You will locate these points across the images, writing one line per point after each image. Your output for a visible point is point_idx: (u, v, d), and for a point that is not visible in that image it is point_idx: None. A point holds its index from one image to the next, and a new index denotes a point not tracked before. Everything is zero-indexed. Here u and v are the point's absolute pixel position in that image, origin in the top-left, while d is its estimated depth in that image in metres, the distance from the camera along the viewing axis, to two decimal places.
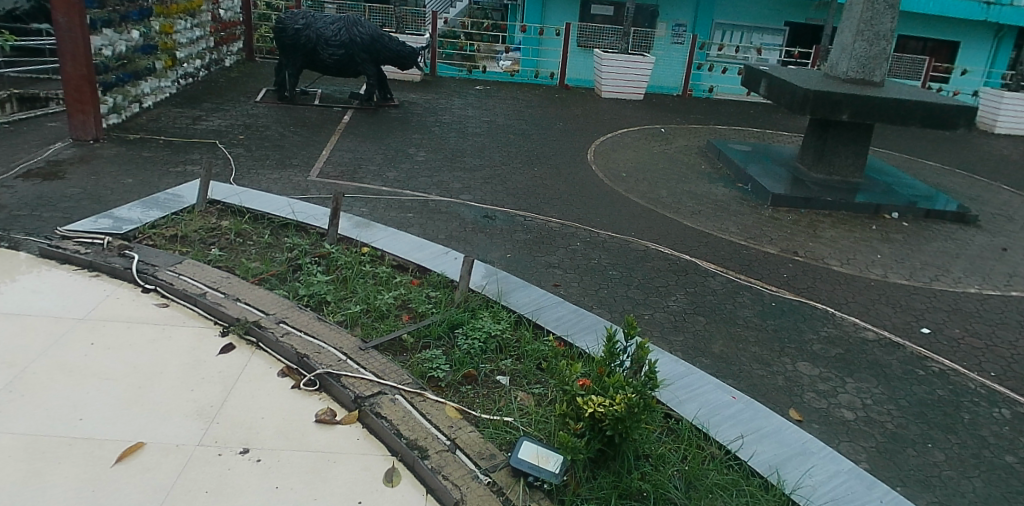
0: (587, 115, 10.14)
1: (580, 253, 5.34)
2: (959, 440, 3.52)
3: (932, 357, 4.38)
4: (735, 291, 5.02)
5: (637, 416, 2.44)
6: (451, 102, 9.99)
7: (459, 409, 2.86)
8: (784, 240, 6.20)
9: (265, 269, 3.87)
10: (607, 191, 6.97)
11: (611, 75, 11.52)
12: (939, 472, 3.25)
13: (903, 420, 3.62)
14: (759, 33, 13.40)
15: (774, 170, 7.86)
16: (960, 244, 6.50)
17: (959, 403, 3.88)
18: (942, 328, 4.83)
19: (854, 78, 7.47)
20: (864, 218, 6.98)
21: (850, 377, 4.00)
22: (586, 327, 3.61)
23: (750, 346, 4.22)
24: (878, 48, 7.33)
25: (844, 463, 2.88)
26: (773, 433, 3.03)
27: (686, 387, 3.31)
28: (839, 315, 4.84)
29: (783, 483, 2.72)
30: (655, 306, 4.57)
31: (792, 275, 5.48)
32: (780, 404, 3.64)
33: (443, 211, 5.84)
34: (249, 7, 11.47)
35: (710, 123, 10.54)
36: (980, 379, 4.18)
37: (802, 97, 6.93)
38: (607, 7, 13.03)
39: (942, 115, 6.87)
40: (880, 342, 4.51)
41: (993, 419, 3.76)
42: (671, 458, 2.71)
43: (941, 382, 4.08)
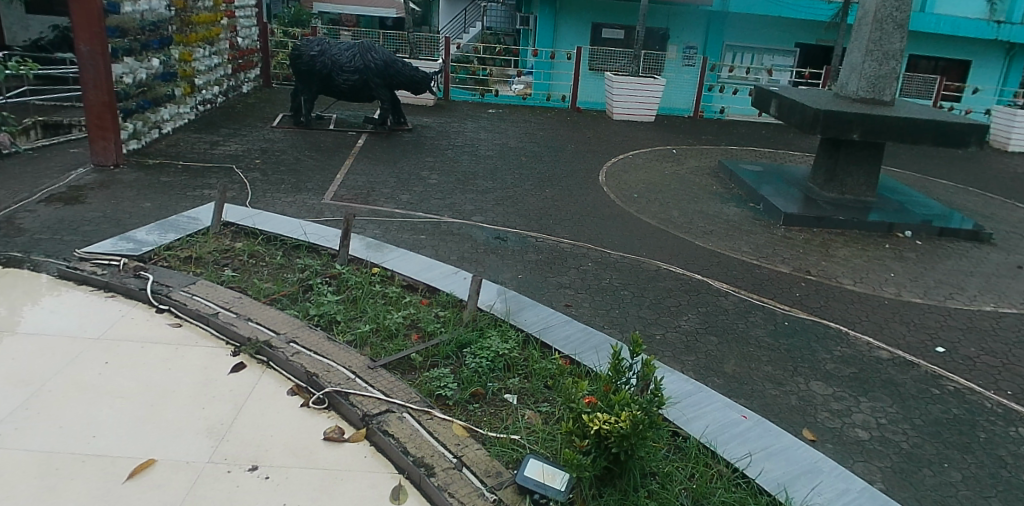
0: (598, 137, 10.23)
1: (592, 274, 5.39)
2: (975, 459, 3.47)
3: (947, 375, 4.33)
4: (747, 310, 5.02)
5: (642, 433, 2.49)
6: (464, 125, 10.13)
7: (466, 427, 2.87)
8: (796, 259, 6.19)
9: (277, 290, 3.93)
10: (618, 212, 7.01)
11: (622, 97, 11.60)
12: (955, 491, 3.21)
13: (919, 440, 3.59)
14: (771, 55, 13.48)
15: (786, 189, 7.87)
16: (976, 262, 6.44)
17: (975, 422, 3.83)
18: (957, 347, 4.77)
19: (865, 98, 7.48)
20: (877, 236, 6.95)
21: (864, 397, 3.98)
22: (593, 344, 3.60)
23: (762, 366, 4.22)
24: (887, 67, 7.37)
25: (854, 482, 2.84)
26: (781, 450, 3.00)
27: (693, 405, 3.28)
28: (852, 333, 4.81)
29: (792, 501, 2.68)
30: (666, 326, 4.60)
31: (805, 294, 5.46)
32: (794, 424, 3.63)
33: (454, 232, 5.91)
34: (266, 35, 11.74)
35: (721, 144, 10.56)
36: (996, 397, 4.13)
37: (813, 117, 6.97)
38: (617, 31, 13.19)
39: (954, 133, 6.85)
40: (894, 361, 4.47)
41: (1010, 438, 3.71)
42: (678, 477, 2.70)
43: (956, 401, 4.03)
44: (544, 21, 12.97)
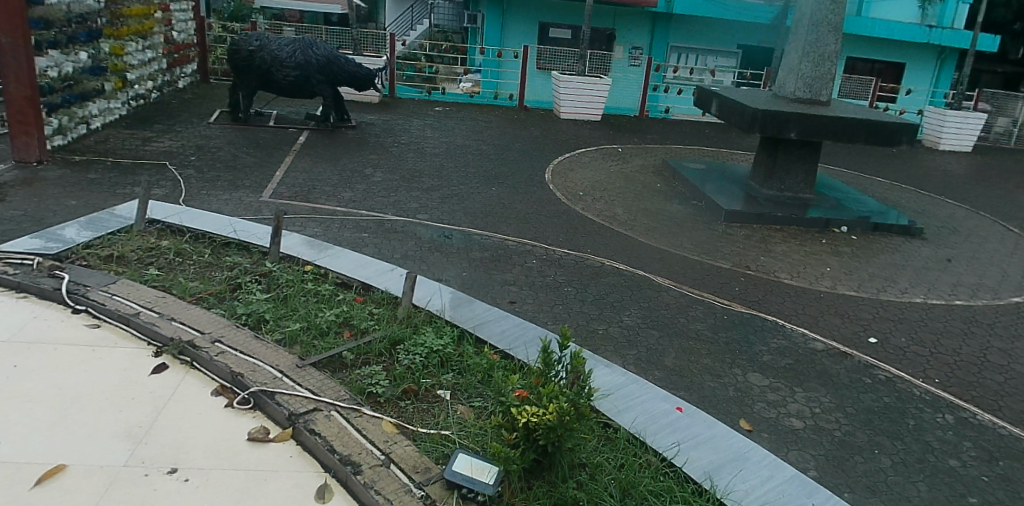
0: (545, 135, 10.28)
1: (536, 271, 5.41)
2: (904, 446, 3.61)
3: (878, 365, 4.50)
4: (687, 305, 5.11)
5: (569, 425, 2.50)
6: (410, 122, 10.05)
7: (396, 424, 2.84)
8: (736, 255, 6.34)
9: (203, 289, 3.82)
10: (563, 210, 7.05)
11: (568, 96, 11.69)
12: (885, 476, 3.34)
13: (851, 428, 3.72)
14: (714, 56, 13.79)
15: (727, 187, 8.05)
16: (907, 256, 6.71)
17: (904, 409, 3.99)
18: (888, 338, 4.95)
19: (801, 98, 7.71)
20: (815, 232, 7.18)
21: (800, 387, 4.10)
22: (525, 339, 3.61)
23: (702, 358, 4.31)
24: (822, 69, 7.60)
25: (777, 468, 2.92)
26: (708, 439, 3.07)
27: (625, 397, 3.32)
28: (789, 326, 4.95)
29: (716, 488, 2.74)
30: (609, 321, 4.65)
31: (744, 288, 5.59)
32: (731, 414, 3.72)
33: (398, 230, 5.85)
34: (204, 29, 11.43)
35: (666, 143, 10.75)
36: (925, 385, 4.31)
37: (751, 117, 7.14)
38: (564, 31, 13.31)
39: (886, 132, 7.12)
40: (829, 352, 4.62)
41: (937, 424, 3.87)
42: (607, 467, 2.73)
43: (887, 390, 4.19)
44: (491, 19, 12.98)
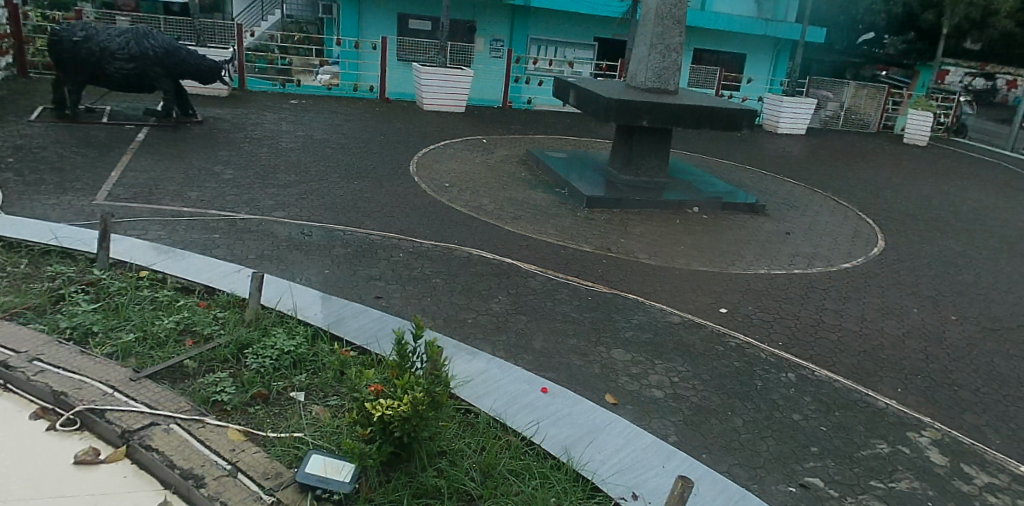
0: (410, 128, 10.17)
1: (402, 264, 5.34)
2: (753, 405, 3.96)
3: (729, 333, 4.87)
4: (553, 289, 5.26)
5: (424, 414, 2.49)
6: (265, 117, 9.57)
7: (244, 431, 2.70)
8: (599, 238, 6.60)
9: (18, 303, 3.43)
10: (429, 202, 7.01)
11: (431, 88, 11.64)
12: (737, 435, 3.65)
13: (706, 393, 4.01)
14: (572, 49, 14.29)
15: (589, 174, 8.36)
16: (751, 232, 7.30)
17: (753, 371, 4.36)
18: (737, 307, 5.37)
19: (652, 88, 8.13)
20: (670, 214, 7.62)
21: (659, 359, 4.35)
22: (382, 333, 3.58)
23: (568, 339, 4.46)
24: (669, 60, 8.06)
25: (630, 436, 3.09)
26: (565, 415, 3.18)
27: (484, 382, 3.37)
28: (648, 303, 5.23)
29: (573, 461, 2.85)
30: (477, 309, 4.68)
31: (606, 270, 5.84)
32: (597, 390, 3.88)
33: (253, 229, 5.56)
34: (17, 18, 10.24)
35: (530, 133, 10.97)
36: (769, 348, 4.72)
37: (606, 106, 7.45)
38: (425, 23, 13.24)
39: (728, 119, 7.69)
40: (685, 324, 4.93)
41: (781, 383, 4.27)
42: (467, 452, 2.75)
43: (737, 355, 4.55)
44: (348, 10, 12.65)
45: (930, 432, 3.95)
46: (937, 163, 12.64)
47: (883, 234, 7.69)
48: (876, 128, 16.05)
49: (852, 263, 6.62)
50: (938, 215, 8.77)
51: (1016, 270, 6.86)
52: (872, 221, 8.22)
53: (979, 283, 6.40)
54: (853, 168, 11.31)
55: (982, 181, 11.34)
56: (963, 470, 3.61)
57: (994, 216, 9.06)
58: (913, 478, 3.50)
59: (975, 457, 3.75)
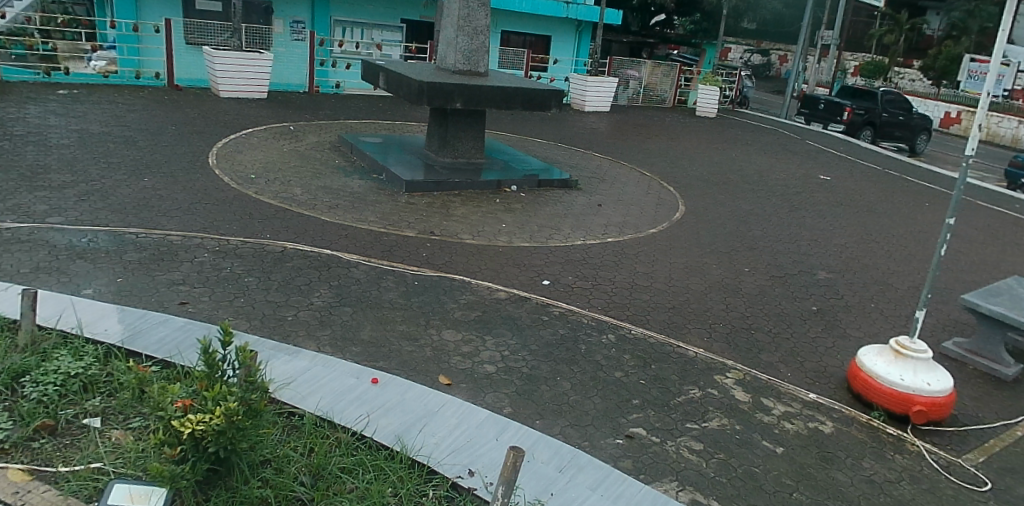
0: (207, 117, 9.35)
1: (209, 265, 4.91)
2: (579, 368, 4.20)
3: (553, 303, 5.10)
4: (378, 277, 5.14)
5: (242, 424, 2.32)
6: (24, 110, 8.27)
7: (27, 470, 2.35)
8: (420, 222, 6.55)
9: None
10: (235, 196, 6.51)
11: (227, 73, 10.77)
12: (568, 399, 3.86)
13: (535, 362, 4.18)
14: (380, 31, 13.99)
15: (406, 158, 8.26)
16: (566, 205, 7.68)
17: (577, 337, 4.62)
18: (558, 278, 5.62)
19: (462, 70, 8.19)
20: (490, 193, 7.78)
21: (489, 335, 4.44)
22: (189, 343, 3.28)
23: (397, 325, 4.39)
24: (477, 42, 8.17)
25: (463, 416, 3.11)
26: (396, 404, 3.13)
27: (308, 382, 3.21)
28: (474, 282, 5.30)
29: (407, 448, 2.81)
30: (298, 306, 4.45)
31: (431, 253, 5.82)
32: (430, 373, 3.88)
33: (19, 240, 4.79)
34: None
35: (342, 119, 10.59)
36: (590, 313, 5.02)
37: (418, 89, 7.38)
38: (214, 3, 12.24)
39: (537, 99, 7.98)
40: (511, 299, 5.08)
41: (603, 344, 4.57)
42: (295, 456, 2.61)
43: (561, 323, 4.79)
44: None
45: (734, 373, 4.47)
46: (721, 132, 14.15)
47: (682, 199, 8.47)
48: (672, 102, 17.60)
49: (657, 228, 7.21)
50: (725, 179, 9.84)
51: (788, 222, 7.92)
52: (672, 188, 9.02)
53: (760, 236, 7.30)
54: (653, 140, 12.31)
55: (757, 146, 12.90)
56: (761, 404, 4.15)
57: (768, 176, 10.36)
58: (722, 417, 3.96)
59: (769, 390, 4.32)
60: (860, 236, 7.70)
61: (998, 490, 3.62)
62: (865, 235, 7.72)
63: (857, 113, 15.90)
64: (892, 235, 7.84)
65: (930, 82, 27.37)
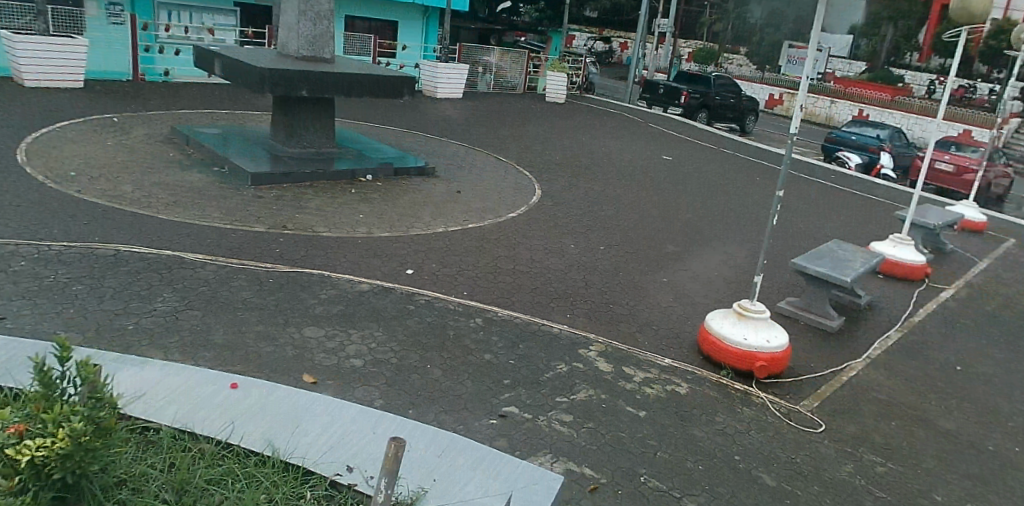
0: (9, 108, 8.22)
1: (26, 274, 4.35)
2: (448, 354, 4.23)
3: (418, 291, 5.07)
4: (228, 276, 4.82)
5: (89, 446, 2.10)
6: None
7: None
8: (271, 217, 6.22)
9: None
10: (52, 196, 5.79)
11: (32, 58, 9.51)
12: (439, 386, 3.88)
13: (404, 352, 4.16)
14: (209, 14, 13.26)
15: (251, 150, 7.79)
16: (423, 193, 7.63)
17: (445, 323, 4.64)
18: (422, 266, 5.58)
19: (307, 57, 7.83)
20: (344, 183, 7.54)
21: (354, 329, 4.34)
22: (13, 362, 2.89)
23: (254, 326, 4.15)
24: (321, 27, 7.84)
25: (336, 413, 3.00)
26: (262, 408, 2.95)
27: (160, 394, 2.94)
28: (334, 275, 5.13)
29: (277, 452, 2.65)
30: (138, 313, 4.06)
31: (285, 248, 5.55)
32: (293, 372, 3.72)
33: None
34: None
35: (174, 109, 9.75)
36: (456, 299, 5.05)
37: (260, 77, 6.96)
38: None
39: (389, 86, 7.83)
40: (374, 290, 4.97)
41: (471, 328, 4.62)
42: (154, 474, 2.41)
43: (428, 310, 4.78)
44: None
45: (596, 345, 4.71)
46: (570, 117, 14.68)
47: (538, 183, 8.72)
48: (523, 89, 18.01)
49: (516, 212, 7.37)
50: (577, 162, 10.25)
51: (636, 201, 8.41)
52: (528, 172, 9.25)
53: (612, 215, 7.70)
54: (507, 126, 12.53)
55: (605, 129, 13.55)
56: (623, 372, 4.41)
57: (616, 158, 10.93)
58: (588, 387, 4.17)
59: (629, 358, 4.61)
60: (700, 210, 8.36)
61: (826, 430, 4.15)
62: (703, 210, 8.39)
63: (694, 96, 17.16)
64: (726, 209, 8.59)
65: (753, 68, 30.13)
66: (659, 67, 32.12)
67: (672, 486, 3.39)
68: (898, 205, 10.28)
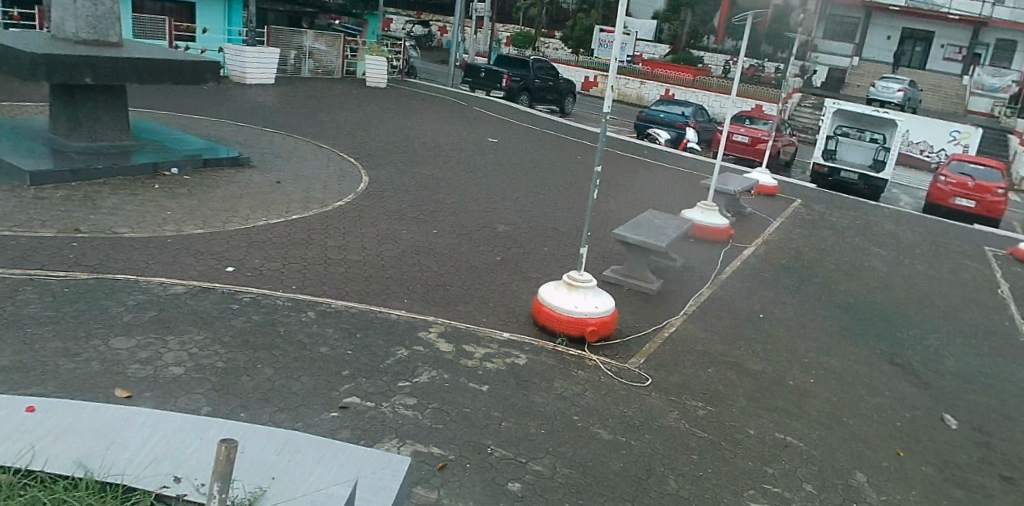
0: None
1: None
2: (281, 351, 4.07)
3: (242, 289, 4.78)
4: (10, 290, 4.22)
5: None
6: None
7: None
8: (60, 220, 5.50)
9: None
10: None
11: None
12: (273, 385, 3.73)
13: (231, 354, 3.92)
14: None
15: (27, 146, 6.81)
16: (240, 185, 7.17)
17: (274, 319, 4.44)
18: (244, 263, 5.26)
19: (89, 40, 6.96)
20: (147, 179, 6.87)
21: (171, 335, 4.01)
22: None
23: (47, 343, 3.68)
24: (104, 7, 7.01)
25: (162, 420, 2.64)
26: (68, 426, 2.52)
27: None
28: (143, 279, 4.68)
29: (93, 471, 2.27)
30: None
31: (80, 253, 4.95)
32: (102, 388, 3.37)
33: None
34: None
35: None
36: (285, 293, 4.84)
37: (31, 62, 6.09)
38: None
39: (191, 72, 7.21)
40: (191, 292, 4.62)
41: (303, 322, 4.47)
42: None
43: (255, 308, 4.54)
44: None
45: (436, 326, 4.76)
46: (394, 102, 14.51)
47: (366, 169, 8.54)
48: (342, 74, 17.41)
49: (343, 200, 7.17)
50: (405, 146, 10.17)
51: (464, 183, 8.55)
52: (354, 159, 9.02)
53: (444, 198, 7.77)
54: (328, 112, 12.10)
55: (431, 114, 13.55)
56: (463, 351, 4.52)
57: (444, 141, 10.99)
58: (430, 369, 4.23)
59: (468, 336, 4.73)
60: (525, 189, 8.69)
61: (649, 383, 4.57)
62: (530, 188, 8.74)
63: (513, 80, 17.68)
64: (550, 187, 9.00)
65: (568, 52, 31.66)
66: (480, 50, 32.57)
67: (518, 453, 3.59)
68: (700, 174, 11.40)
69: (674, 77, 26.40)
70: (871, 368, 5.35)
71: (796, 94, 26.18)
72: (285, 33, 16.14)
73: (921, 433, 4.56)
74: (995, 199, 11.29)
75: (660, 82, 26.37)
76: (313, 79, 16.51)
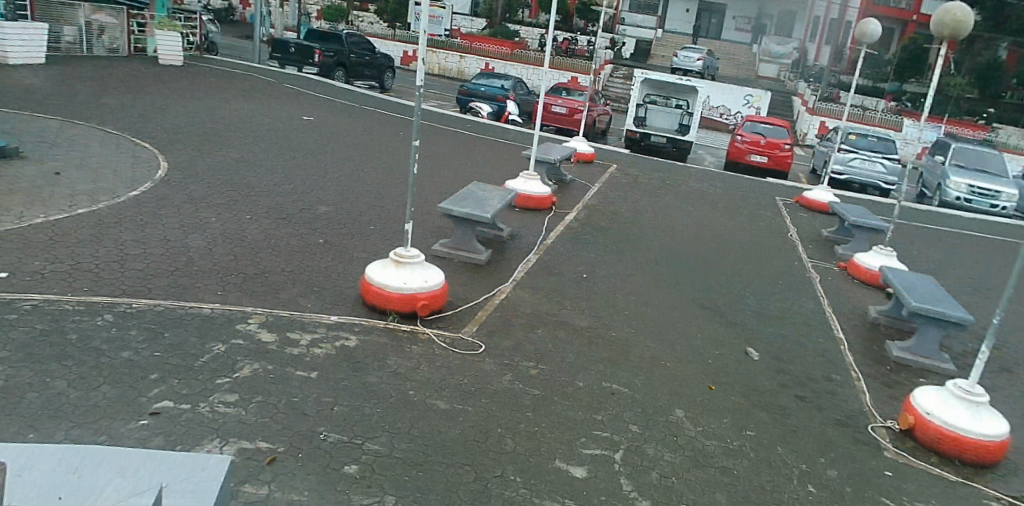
0: None
1: None
2: (74, 362, 3.65)
3: (18, 297, 4.21)
4: None
5: None
6: None
7: None
8: None
9: None
10: None
11: None
12: (65, 399, 3.33)
13: (9, 372, 3.45)
14: None
15: None
16: (10, 180, 6.28)
17: (63, 327, 3.96)
18: (19, 267, 4.63)
19: None
20: None
21: None
22: None
23: None
24: None
25: None
26: None
27: None
28: None
29: None
30: None
31: None
32: None
33: None
34: None
35: None
36: (74, 297, 4.33)
37: None
38: None
39: None
40: None
41: (99, 327, 4.03)
42: None
43: (37, 317, 4.02)
44: None
45: (256, 317, 4.52)
46: (196, 81, 13.42)
47: (165, 154, 7.84)
48: (128, 51, 15.80)
49: (140, 189, 6.53)
50: (211, 129, 9.43)
51: (277, 164, 8.14)
52: (151, 144, 8.22)
53: (259, 182, 7.33)
54: (114, 95, 10.92)
55: (238, 92, 12.69)
56: (288, 339, 4.33)
57: (256, 122, 10.34)
58: (252, 362, 4.01)
59: (293, 323, 4.53)
60: (343, 167, 8.47)
61: (483, 350, 4.67)
62: (350, 166, 8.51)
63: (327, 55, 17.04)
64: (375, 165, 8.81)
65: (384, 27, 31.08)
66: (293, 26, 30.86)
67: (354, 435, 3.52)
68: (520, 145, 11.78)
69: (493, 50, 26.85)
70: (685, 313, 5.86)
71: (608, 65, 27.77)
72: (55, 6, 14.25)
73: (729, 367, 5.08)
74: (783, 153, 12.65)
75: (480, 55, 26.72)
76: (97, 57, 14.79)
